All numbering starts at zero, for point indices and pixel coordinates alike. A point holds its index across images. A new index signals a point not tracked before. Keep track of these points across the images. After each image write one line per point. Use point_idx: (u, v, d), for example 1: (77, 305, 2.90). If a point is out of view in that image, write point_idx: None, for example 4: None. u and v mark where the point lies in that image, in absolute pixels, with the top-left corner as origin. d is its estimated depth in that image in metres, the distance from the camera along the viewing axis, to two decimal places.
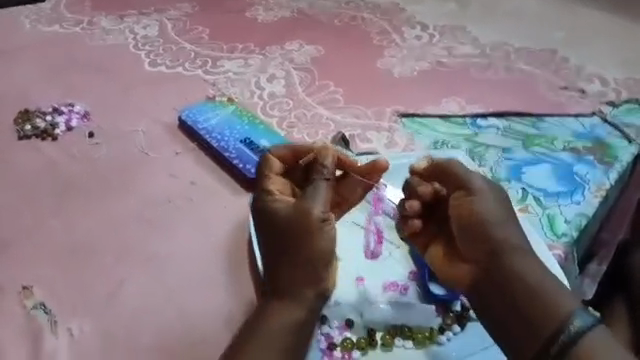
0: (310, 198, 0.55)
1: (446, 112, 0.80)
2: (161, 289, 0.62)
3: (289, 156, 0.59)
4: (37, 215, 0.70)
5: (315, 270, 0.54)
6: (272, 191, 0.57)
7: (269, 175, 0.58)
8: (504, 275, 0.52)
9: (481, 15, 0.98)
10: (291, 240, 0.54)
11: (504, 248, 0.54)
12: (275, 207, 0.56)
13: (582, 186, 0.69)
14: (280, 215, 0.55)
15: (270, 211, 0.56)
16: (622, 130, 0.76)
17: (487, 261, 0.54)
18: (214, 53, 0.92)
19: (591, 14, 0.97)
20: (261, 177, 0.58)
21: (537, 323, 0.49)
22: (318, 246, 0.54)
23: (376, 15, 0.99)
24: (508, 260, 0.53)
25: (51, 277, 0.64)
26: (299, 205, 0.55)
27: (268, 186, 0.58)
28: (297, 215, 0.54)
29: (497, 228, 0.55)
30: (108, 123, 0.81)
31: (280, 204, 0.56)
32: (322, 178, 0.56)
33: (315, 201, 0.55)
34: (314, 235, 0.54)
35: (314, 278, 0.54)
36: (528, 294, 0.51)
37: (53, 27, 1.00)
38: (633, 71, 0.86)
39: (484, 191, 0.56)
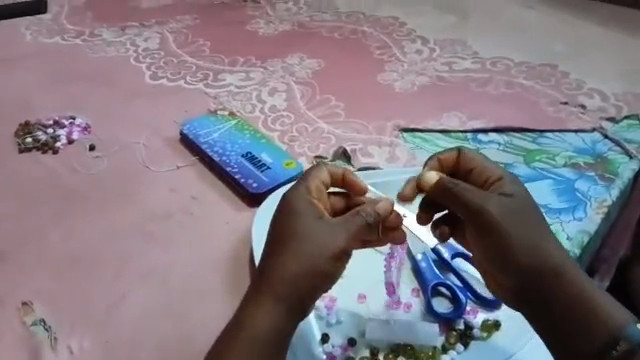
0: (342, 229, 0.52)
1: (447, 127, 0.81)
2: (161, 305, 0.62)
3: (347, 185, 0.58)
4: (37, 228, 0.69)
5: (305, 282, 0.51)
6: (313, 193, 0.55)
7: (321, 179, 0.56)
8: (545, 295, 0.52)
9: (481, 29, 0.98)
10: (285, 240, 0.52)
11: (544, 267, 0.52)
12: (304, 209, 0.53)
13: (583, 202, 0.69)
14: (296, 214, 0.53)
15: (296, 209, 0.53)
16: (622, 147, 0.76)
17: (525, 282, 0.52)
18: (215, 65, 0.92)
19: (591, 28, 0.97)
20: (315, 175, 0.56)
21: (587, 340, 0.50)
22: (312, 261, 0.50)
23: (377, 28, 0.99)
24: (549, 279, 0.52)
25: (51, 292, 0.63)
26: (324, 224, 0.52)
27: (313, 187, 0.55)
28: (315, 231, 0.51)
29: (533, 241, 0.52)
30: (109, 136, 0.81)
31: (311, 210, 0.53)
32: (364, 217, 0.52)
33: (339, 236, 0.51)
34: (310, 249, 0.51)
35: (301, 291, 0.51)
36: (573, 312, 0.51)
37: (54, 38, 1.00)
38: (633, 85, 0.86)
39: (507, 211, 0.53)
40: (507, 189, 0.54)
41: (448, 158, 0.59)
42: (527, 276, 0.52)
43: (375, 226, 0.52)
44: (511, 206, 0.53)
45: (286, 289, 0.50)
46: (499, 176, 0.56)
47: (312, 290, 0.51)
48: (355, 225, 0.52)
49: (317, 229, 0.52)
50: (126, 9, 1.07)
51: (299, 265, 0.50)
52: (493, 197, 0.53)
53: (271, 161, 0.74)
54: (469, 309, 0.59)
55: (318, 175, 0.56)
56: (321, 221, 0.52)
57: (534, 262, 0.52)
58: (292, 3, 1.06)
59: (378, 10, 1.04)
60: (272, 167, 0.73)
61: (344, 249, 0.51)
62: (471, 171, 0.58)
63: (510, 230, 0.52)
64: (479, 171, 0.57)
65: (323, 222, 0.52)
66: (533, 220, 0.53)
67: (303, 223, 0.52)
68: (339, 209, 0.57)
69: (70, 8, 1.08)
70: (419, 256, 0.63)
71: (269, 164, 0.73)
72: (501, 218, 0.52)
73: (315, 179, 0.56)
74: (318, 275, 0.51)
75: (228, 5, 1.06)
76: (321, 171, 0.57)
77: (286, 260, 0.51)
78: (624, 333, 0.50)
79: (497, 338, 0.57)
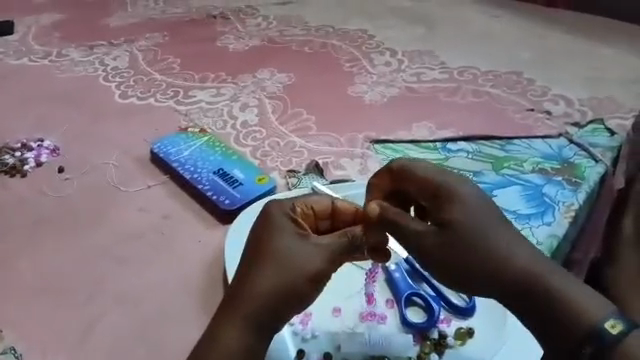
0: (323, 249, 0.52)
1: (417, 137, 0.82)
2: (134, 328, 0.61)
3: (348, 213, 0.55)
4: (6, 255, 0.68)
5: (278, 299, 0.50)
6: (298, 214, 0.54)
7: (312, 203, 0.55)
8: (516, 296, 0.49)
9: (448, 39, 1.00)
10: (261, 254, 0.52)
11: (510, 272, 0.49)
12: (286, 226, 0.53)
13: (551, 207, 0.71)
14: (276, 228, 0.53)
15: (276, 224, 0.53)
16: (588, 151, 0.78)
17: (492, 287, 0.50)
18: (185, 82, 0.92)
19: (554, 35, 1.00)
20: (306, 198, 0.55)
21: (564, 334, 0.47)
22: (287, 278, 0.50)
23: (346, 42, 1.00)
24: (516, 282, 0.49)
25: (21, 319, 0.62)
26: (306, 242, 0.52)
27: (300, 208, 0.54)
28: (295, 248, 0.51)
29: (489, 243, 0.49)
30: (79, 157, 0.80)
31: (293, 227, 0.53)
32: (350, 238, 0.52)
33: (317, 258, 0.51)
34: (286, 265, 0.51)
35: (274, 308, 0.50)
36: (544, 307, 0.48)
37: (20, 59, 0.99)
38: (597, 90, 0.88)
39: (449, 243, 0.50)
40: (447, 213, 0.50)
41: (382, 180, 0.54)
42: (494, 282, 0.49)
43: (357, 247, 0.52)
44: (452, 236, 0.50)
45: (258, 305, 0.50)
46: (439, 192, 0.51)
47: (285, 308, 0.51)
48: (337, 246, 0.52)
49: (294, 246, 0.52)
50: (94, 28, 1.06)
51: (274, 281, 0.50)
52: (430, 232, 0.50)
53: (242, 177, 0.74)
54: (442, 317, 0.59)
55: (312, 199, 0.55)
56: (306, 240, 0.52)
57: (497, 269, 0.49)
58: (262, 18, 1.07)
59: (347, 23, 1.05)
60: (244, 183, 0.73)
61: (321, 268, 0.51)
62: (412, 187, 0.53)
63: (458, 253, 0.50)
64: (418, 187, 0.52)
65: (305, 241, 0.52)
66: (487, 233, 0.50)
67: (282, 238, 0.52)
68: (324, 231, 0.56)
69: (37, 28, 1.07)
70: (393, 267, 0.63)
71: (241, 180, 0.73)
72: (443, 252, 0.50)
73: (305, 201, 0.55)
74: (291, 293, 0.50)
75: (198, 21, 1.06)
76: (318, 198, 0.56)
77: (261, 274, 0.51)
78: (601, 327, 0.46)
79: (470, 346, 0.57)
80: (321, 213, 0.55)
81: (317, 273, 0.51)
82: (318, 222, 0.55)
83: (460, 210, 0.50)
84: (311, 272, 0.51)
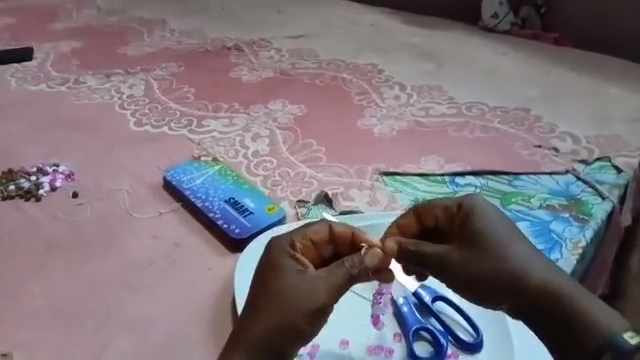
0: (322, 284, 0.51)
1: (426, 170, 0.83)
2: (142, 353, 0.61)
3: (347, 237, 0.56)
4: (17, 278, 0.69)
5: (279, 335, 0.51)
6: (297, 249, 0.54)
7: (310, 233, 0.55)
8: (540, 308, 0.49)
9: (456, 74, 1.02)
10: (262, 290, 0.52)
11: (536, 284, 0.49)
12: (287, 264, 0.53)
13: (558, 243, 0.71)
14: (276, 266, 0.53)
15: (277, 261, 0.53)
16: (595, 188, 0.79)
17: (515, 301, 0.50)
18: (199, 112, 0.94)
19: (561, 72, 1.01)
20: (304, 229, 0.56)
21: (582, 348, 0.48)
22: (287, 314, 0.51)
23: (357, 75, 1.03)
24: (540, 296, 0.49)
25: (30, 342, 0.62)
26: (305, 277, 0.52)
27: (298, 242, 0.55)
28: (291, 286, 0.51)
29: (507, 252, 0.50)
30: (93, 182, 0.81)
31: (294, 265, 0.53)
32: (348, 269, 0.52)
33: (319, 292, 0.51)
34: (287, 301, 0.51)
35: (275, 344, 0.51)
36: (563, 318, 0.48)
37: (39, 85, 1.02)
38: (604, 128, 0.89)
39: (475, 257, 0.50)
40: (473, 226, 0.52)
41: (408, 222, 0.56)
42: (517, 296, 0.49)
43: (357, 278, 0.52)
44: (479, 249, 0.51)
45: (259, 341, 0.51)
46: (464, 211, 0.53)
47: (286, 343, 0.51)
48: (338, 279, 0.51)
49: (297, 282, 0.51)
50: (112, 56, 1.09)
51: (273, 317, 0.51)
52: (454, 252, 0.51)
53: (253, 206, 0.75)
54: (450, 352, 0.60)
55: (309, 230, 0.56)
56: (303, 275, 0.52)
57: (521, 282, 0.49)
58: (275, 51, 1.10)
59: (357, 57, 1.07)
60: (254, 212, 0.74)
61: (324, 303, 0.51)
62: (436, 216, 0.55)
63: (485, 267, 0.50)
64: (444, 214, 0.54)
65: (304, 275, 0.52)
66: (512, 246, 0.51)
67: (281, 275, 0.52)
68: (328, 258, 0.56)
69: (55, 55, 1.10)
70: (401, 300, 0.63)
71: (252, 209, 0.75)
72: (474, 264, 0.50)
73: (303, 234, 0.55)
74: (295, 328, 0.50)
75: (212, 52, 1.09)
76: (315, 227, 0.56)
77: (263, 312, 0.51)
78: (618, 339, 0.47)
79: None
80: (320, 241, 0.56)
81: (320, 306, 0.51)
82: (319, 250, 0.56)
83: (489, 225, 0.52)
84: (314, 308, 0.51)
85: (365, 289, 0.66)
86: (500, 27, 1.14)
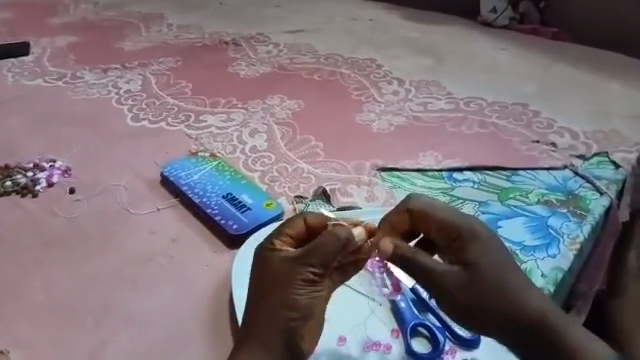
0: (311, 258, 0.53)
1: (424, 166, 0.83)
2: (140, 349, 0.61)
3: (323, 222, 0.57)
4: (15, 274, 0.69)
5: (279, 316, 0.53)
6: (276, 245, 0.56)
7: (286, 229, 0.56)
8: (528, 331, 0.53)
9: (454, 70, 1.02)
10: (259, 280, 0.55)
11: (526, 309, 0.53)
12: (272, 255, 0.55)
13: (556, 239, 0.71)
14: (259, 265, 0.55)
15: (263, 257, 0.55)
16: (593, 183, 0.79)
17: (504, 321, 0.53)
18: (196, 107, 0.94)
19: (560, 67, 1.01)
20: (279, 228, 0.57)
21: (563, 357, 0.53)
22: (285, 293, 0.53)
23: (355, 70, 1.02)
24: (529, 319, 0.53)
25: (29, 338, 0.62)
26: (290, 259, 0.54)
27: (277, 239, 0.56)
28: (275, 272, 0.54)
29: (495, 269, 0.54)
30: (90, 178, 0.81)
31: (280, 253, 0.55)
32: (334, 234, 0.53)
33: (310, 261, 0.53)
34: (282, 281, 0.53)
35: (282, 322, 0.53)
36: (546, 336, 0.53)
37: (36, 80, 1.01)
38: (603, 124, 0.89)
39: (474, 270, 0.53)
40: (471, 248, 0.54)
41: (401, 219, 0.58)
42: (508, 318, 0.53)
43: (344, 248, 0.53)
44: (478, 262, 0.54)
45: (266, 328, 0.53)
46: (459, 229, 0.55)
47: (288, 324, 0.53)
48: (326, 251, 0.53)
49: (284, 263, 0.54)
50: (109, 50, 1.09)
51: (269, 303, 0.53)
52: (452, 267, 0.54)
53: (251, 202, 0.75)
54: (447, 348, 0.60)
55: (284, 226, 0.57)
56: (286, 261, 0.54)
57: (512, 308, 0.53)
58: (273, 45, 1.09)
59: (355, 52, 1.07)
60: (252, 208, 0.74)
61: (316, 273, 0.53)
62: (432, 227, 0.57)
63: (485, 285, 0.53)
64: (438, 227, 0.56)
65: (289, 257, 0.54)
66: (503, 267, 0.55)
67: (266, 269, 0.55)
68: None
69: (52, 50, 1.09)
70: (399, 297, 0.64)
71: (249, 205, 0.74)
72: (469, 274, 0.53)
73: (279, 231, 0.56)
74: (298, 304, 0.53)
75: (210, 47, 1.09)
76: (290, 222, 0.57)
77: (265, 296, 0.54)
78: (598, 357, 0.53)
79: None
80: (299, 235, 0.56)
81: (310, 280, 0.53)
82: (300, 240, 0.56)
83: (480, 240, 0.55)
84: (301, 279, 0.53)
85: (361, 283, 0.66)
86: (499, 22, 1.13)
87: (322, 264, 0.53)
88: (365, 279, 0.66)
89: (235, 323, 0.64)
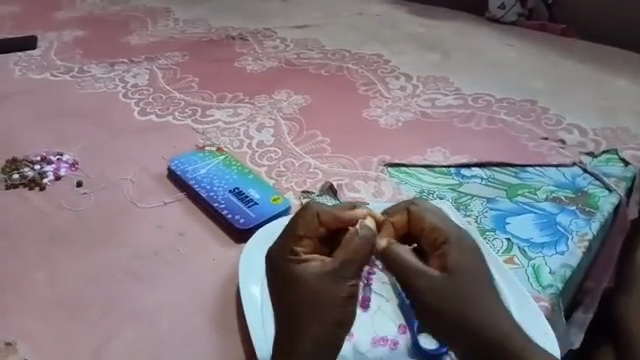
0: (347, 267, 0.54)
1: (431, 162, 0.82)
2: (147, 345, 0.61)
3: (338, 222, 0.58)
4: (23, 267, 0.69)
5: (324, 331, 0.53)
6: (300, 253, 0.57)
7: (304, 234, 0.57)
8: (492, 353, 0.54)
9: (462, 65, 1.01)
10: (293, 297, 0.55)
11: (486, 330, 0.54)
12: (300, 269, 0.55)
13: (565, 236, 0.71)
14: (286, 278, 0.56)
15: (289, 269, 0.56)
16: (602, 180, 0.78)
17: (473, 337, 0.53)
18: (203, 102, 0.94)
19: (568, 64, 1.00)
20: (293, 232, 0.58)
21: None
22: (328, 308, 0.53)
23: (362, 65, 1.02)
24: (494, 344, 0.54)
25: (35, 331, 0.62)
26: (323, 270, 0.54)
27: (297, 247, 0.57)
28: (313, 288, 0.54)
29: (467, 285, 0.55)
30: (97, 172, 0.81)
31: (307, 263, 0.56)
32: (363, 237, 0.55)
33: (347, 274, 0.54)
34: (324, 298, 0.54)
35: (323, 336, 0.53)
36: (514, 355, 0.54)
37: (43, 74, 1.01)
38: (612, 121, 0.88)
39: (447, 287, 0.54)
40: (450, 258, 0.55)
41: (400, 222, 0.59)
42: (476, 335, 0.53)
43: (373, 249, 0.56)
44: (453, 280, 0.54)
45: (309, 344, 0.53)
46: (447, 236, 0.57)
47: (333, 337, 0.54)
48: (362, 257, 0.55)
49: (319, 277, 0.54)
50: (115, 44, 1.09)
51: (309, 318, 0.54)
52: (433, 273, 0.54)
53: (258, 197, 0.75)
54: None
55: (301, 231, 0.57)
56: (321, 274, 0.54)
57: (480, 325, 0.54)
58: (279, 40, 1.09)
59: (363, 47, 1.06)
60: (259, 203, 0.74)
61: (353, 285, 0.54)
62: (420, 231, 0.58)
63: (451, 307, 0.54)
64: (430, 228, 0.58)
65: (321, 267, 0.55)
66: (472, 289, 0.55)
67: (300, 284, 0.55)
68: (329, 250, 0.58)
69: (59, 44, 1.09)
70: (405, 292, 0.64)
71: (257, 200, 0.74)
72: (443, 289, 0.54)
73: (298, 238, 0.57)
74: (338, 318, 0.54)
75: (216, 42, 1.09)
76: (306, 226, 0.57)
77: (305, 311, 0.54)
78: None
79: None
80: (318, 237, 0.58)
81: (351, 292, 0.54)
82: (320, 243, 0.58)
83: (461, 255, 0.56)
84: (345, 295, 0.54)
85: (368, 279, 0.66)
86: (507, 18, 1.13)
87: (358, 275, 0.55)
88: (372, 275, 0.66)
89: (241, 314, 0.64)
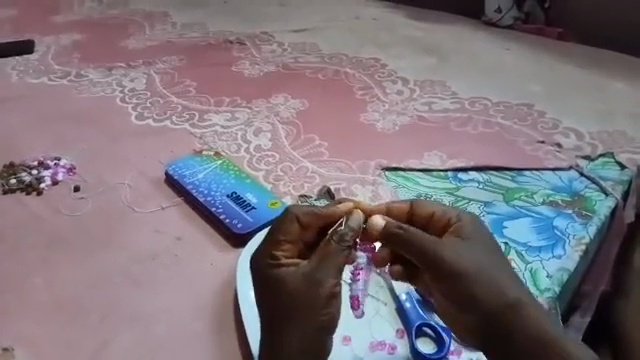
0: (324, 270, 0.53)
1: (428, 166, 0.82)
2: (145, 350, 0.61)
3: (317, 224, 0.57)
4: (20, 272, 0.69)
5: (308, 334, 0.52)
6: (280, 258, 0.56)
7: (283, 238, 0.57)
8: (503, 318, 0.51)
9: (459, 69, 1.02)
10: (276, 298, 0.54)
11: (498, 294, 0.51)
12: (281, 273, 0.54)
13: (562, 239, 0.71)
14: (266, 282, 0.55)
15: (270, 273, 0.55)
16: (599, 184, 0.78)
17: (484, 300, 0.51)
18: (201, 106, 0.94)
19: (565, 68, 1.01)
20: (274, 237, 0.57)
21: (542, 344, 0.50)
22: (312, 309, 0.52)
23: (359, 69, 1.02)
24: (510, 311, 0.51)
25: (32, 336, 0.62)
26: (302, 273, 0.53)
27: (278, 251, 0.56)
28: (296, 288, 0.53)
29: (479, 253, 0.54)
30: (94, 176, 0.81)
31: (287, 267, 0.55)
32: (338, 242, 0.54)
33: (327, 275, 0.53)
34: (306, 299, 0.52)
35: (309, 336, 0.53)
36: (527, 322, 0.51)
37: (40, 78, 1.01)
38: (608, 125, 0.88)
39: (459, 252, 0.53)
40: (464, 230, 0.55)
41: (402, 209, 0.59)
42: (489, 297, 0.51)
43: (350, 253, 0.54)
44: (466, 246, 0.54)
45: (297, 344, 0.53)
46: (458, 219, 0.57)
47: (317, 340, 0.53)
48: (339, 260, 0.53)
49: (301, 278, 0.53)
50: (113, 49, 1.09)
51: (294, 319, 0.53)
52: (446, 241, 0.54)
53: (255, 201, 0.74)
54: (452, 348, 0.59)
55: (280, 235, 0.57)
56: (301, 276, 0.53)
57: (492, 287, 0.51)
58: (277, 44, 1.09)
59: (360, 52, 1.07)
60: (257, 207, 0.74)
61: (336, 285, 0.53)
62: (428, 217, 0.58)
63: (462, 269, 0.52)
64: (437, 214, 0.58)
65: (301, 270, 0.53)
66: (491, 258, 0.54)
67: (282, 287, 0.54)
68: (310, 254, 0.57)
69: (56, 48, 1.09)
70: (404, 297, 0.64)
71: (254, 204, 0.74)
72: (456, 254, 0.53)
73: (277, 242, 0.57)
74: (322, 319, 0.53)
75: (214, 46, 1.09)
76: (286, 230, 0.57)
77: (290, 312, 0.53)
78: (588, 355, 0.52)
79: None
80: (298, 241, 0.57)
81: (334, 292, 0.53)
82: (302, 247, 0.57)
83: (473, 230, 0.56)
84: (328, 294, 0.52)
85: (366, 283, 0.66)
86: (503, 22, 1.13)
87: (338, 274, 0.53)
88: (370, 279, 0.66)
89: (239, 319, 0.64)
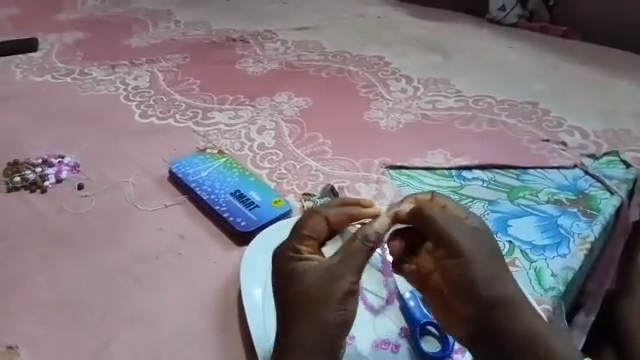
0: (344, 268, 0.53)
1: (432, 164, 0.82)
2: (149, 347, 0.61)
3: (344, 221, 0.57)
4: (24, 270, 0.69)
5: (321, 331, 0.53)
6: (304, 253, 0.56)
7: (308, 233, 0.57)
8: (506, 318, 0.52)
9: (463, 67, 1.01)
10: (293, 294, 0.54)
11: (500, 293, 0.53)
12: (302, 267, 0.55)
13: (566, 238, 0.71)
14: (285, 276, 0.56)
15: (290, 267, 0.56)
16: (603, 183, 0.78)
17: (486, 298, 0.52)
18: (204, 104, 0.94)
19: (569, 66, 1.00)
20: (299, 231, 0.57)
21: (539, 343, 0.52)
22: (327, 305, 0.53)
23: (363, 68, 1.02)
24: (510, 310, 0.52)
25: (36, 333, 0.62)
26: (323, 268, 0.54)
27: (301, 246, 0.56)
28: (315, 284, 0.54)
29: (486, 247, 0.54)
30: (98, 174, 0.81)
31: (309, 262, 0.55)
32: (362, 241, 0.54)
33: (346, 273, 0.53)
34: (322, 295, 0.53)
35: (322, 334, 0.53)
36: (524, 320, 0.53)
37: (44, 76, 1.02)
38: (613, 124, 0.88)
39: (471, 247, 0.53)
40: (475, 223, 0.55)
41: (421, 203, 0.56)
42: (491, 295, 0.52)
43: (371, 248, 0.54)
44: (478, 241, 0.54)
45: (309, 340, 0.53)
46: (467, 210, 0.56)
47: (329, 338, 0.53)
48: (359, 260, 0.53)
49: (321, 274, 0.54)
50: (117, 47, 1.09)
51: (308, 316, 0.53)
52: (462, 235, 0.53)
53: (260, 199, 0.74)
54: (457, 347, 0.59)
55: (305, 229, 0.57)
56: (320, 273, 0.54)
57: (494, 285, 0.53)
58: (280, 42, 1.09)
59: (364, 50, 1.06)
60: (261, 205, 0.74)
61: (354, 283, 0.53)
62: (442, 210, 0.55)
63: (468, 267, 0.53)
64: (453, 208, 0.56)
65: (322, 266, 0.54)
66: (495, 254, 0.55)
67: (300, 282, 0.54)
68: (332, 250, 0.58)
69: (60, 46, 1.09)
70: (408, 295, 0.63)
71: (258, 202, 0.74)
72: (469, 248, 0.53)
73: (301, 237, 0.57)
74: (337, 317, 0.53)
75: (218, 44, 1.09)
76: (312, 225, 0.57)
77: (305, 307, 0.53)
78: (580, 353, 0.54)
79: None
80: (322, 237, 0.57)
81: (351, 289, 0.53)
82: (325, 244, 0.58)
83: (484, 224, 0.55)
84: (343, 293, 0.53)
85: (371, 282, 0.65)
86: (508, 20, 1.13)
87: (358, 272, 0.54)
88: (375, 278, 0.66)
89: (242, 318, 0.64)
